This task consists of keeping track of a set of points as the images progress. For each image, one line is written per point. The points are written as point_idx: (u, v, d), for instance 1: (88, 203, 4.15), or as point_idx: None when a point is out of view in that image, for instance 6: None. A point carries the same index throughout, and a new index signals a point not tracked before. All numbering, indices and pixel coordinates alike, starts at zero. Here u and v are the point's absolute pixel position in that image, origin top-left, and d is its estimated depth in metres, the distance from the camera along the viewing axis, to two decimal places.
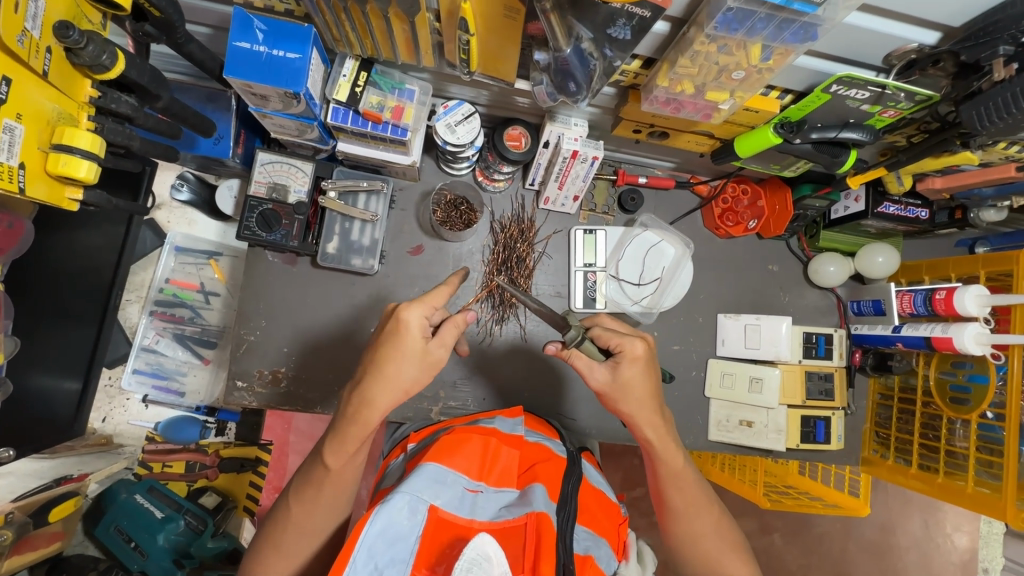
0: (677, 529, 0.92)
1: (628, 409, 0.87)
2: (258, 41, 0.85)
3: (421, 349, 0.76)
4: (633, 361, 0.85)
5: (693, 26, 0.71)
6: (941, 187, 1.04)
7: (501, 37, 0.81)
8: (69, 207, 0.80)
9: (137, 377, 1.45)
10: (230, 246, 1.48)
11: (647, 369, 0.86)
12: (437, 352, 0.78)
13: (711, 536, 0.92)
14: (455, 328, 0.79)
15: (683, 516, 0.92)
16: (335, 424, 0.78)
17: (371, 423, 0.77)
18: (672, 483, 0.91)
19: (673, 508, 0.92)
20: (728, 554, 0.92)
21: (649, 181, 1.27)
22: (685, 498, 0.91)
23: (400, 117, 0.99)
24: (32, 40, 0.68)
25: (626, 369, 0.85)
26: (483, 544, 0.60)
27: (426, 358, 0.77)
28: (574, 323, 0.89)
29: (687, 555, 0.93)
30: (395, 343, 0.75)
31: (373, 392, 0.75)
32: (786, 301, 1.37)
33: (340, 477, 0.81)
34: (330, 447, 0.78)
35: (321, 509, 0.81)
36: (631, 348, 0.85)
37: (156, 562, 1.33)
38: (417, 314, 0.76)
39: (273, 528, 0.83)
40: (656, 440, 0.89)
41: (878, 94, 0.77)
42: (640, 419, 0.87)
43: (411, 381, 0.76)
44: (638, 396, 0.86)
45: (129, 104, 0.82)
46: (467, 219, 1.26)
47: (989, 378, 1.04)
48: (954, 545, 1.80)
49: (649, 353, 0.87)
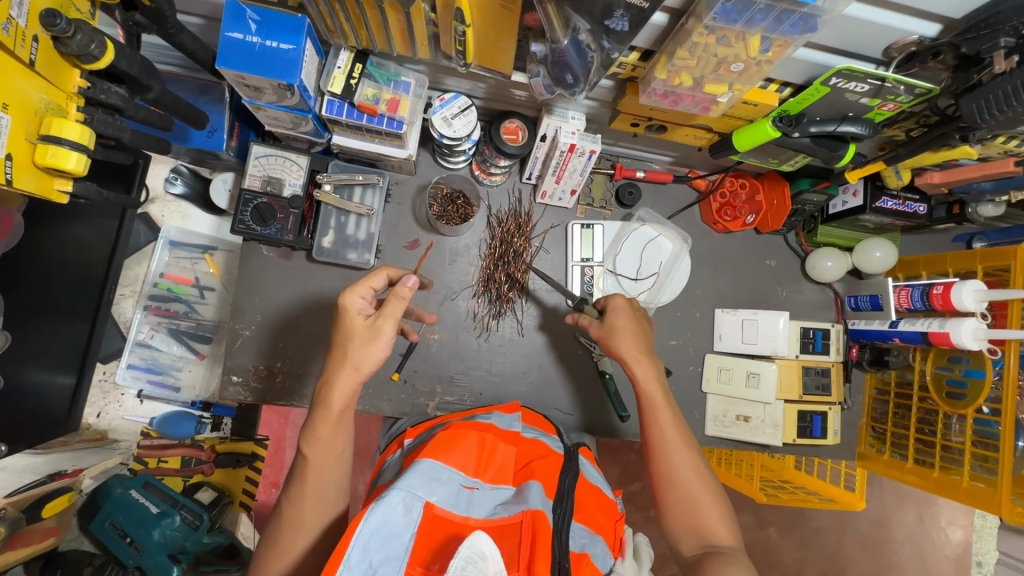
0: (656, 472, 0.89)
1: (616, 347, 0.96)
2: (250, 32, 0.84)
3: (362, 328, 0.79)
4: (617, 308, 0.98)
5: (691, 17, 0.69)
6: (940, 182, 1.02)
7: (497, 28, 0.80)
8: (58, 199, 0.79)
9: (131, 371, 1.44)
10: (225, 240, 1.47)
11: (632, 315, 0.98)
12: (380, 324, 0.79)
13: (691, 481, 0.86)
14: (399, 301, 0.79)
15: (661, 454, 0.89)
16: (306, 417, 0.81)
17: (334, 407, 0.79)
18: (652, 418, 0.91)
19: (652, 442, 0.90)
20: (706, 496, 0.86)
21: (647, 175, 1.26)
22: (664, 436, 0.90)
23: (395, 110, 0.97)
24: (17, 28, 0.67)
25: (616, 315, 0.98)
26: (478, 542, 0.59)
27: (366, 332, 0.79)
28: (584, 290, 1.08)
29: (668, 502, 0.87)
30: (340, 327, 0.81)
31: (332, 377, 0.79)
32: (784, 297, 1.37)
33: (326, 468, 0.81)
34: (304, 439, 0.80)
35: (311, 503, 0.80)
36: (615, 301, 1.00)
37: (150, 559, 1.31)
38: (352, 294, 0.81)
39: (272, 533, 0.81)
40: (639, 371, 0.94)
41: (878, 87, 0.76)
42: (631, 354, 0.94)
43: (356, 356, 0.79)
44: (628, 334, 0.96)
45: (119, 95, 0.81)
46: (464, 213, 1.24)
47: (986, 373, 1.05)
48: (948, 539, 1.81)
49: (632, 304, 1.00)
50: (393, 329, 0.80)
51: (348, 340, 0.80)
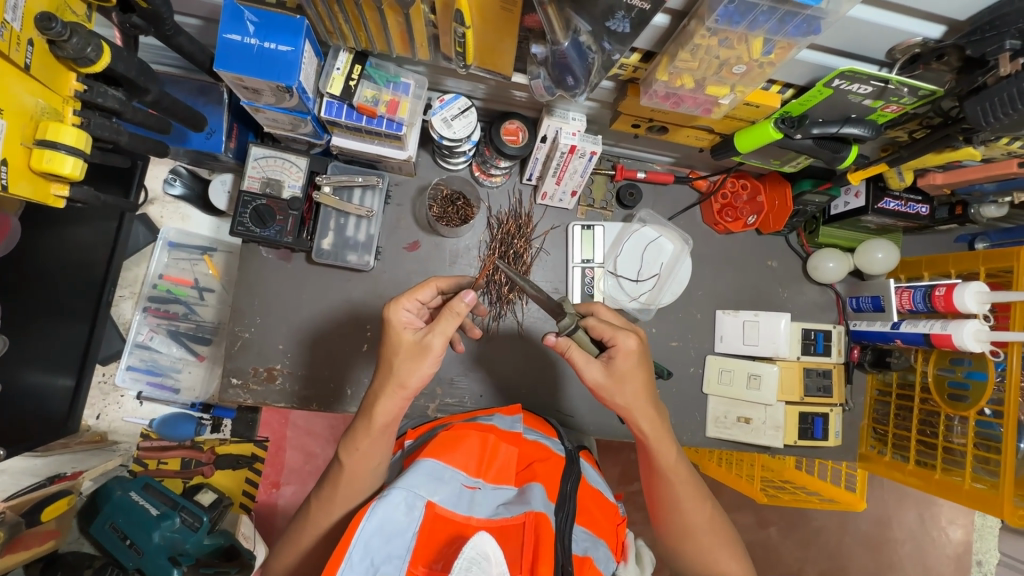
0: (670, 522, 0.92)
1: (623, 402, 0.84)
2: (249, 33, 0.83)
3: (410, 343, 0.76)
4: (629, 356, 0.81)
5: (693, 19, 0.69)
6: (941, 185, 1.02)
7: (497, 29, 0.79)
8: (54, 203, 0.79)
9: (130, 373, 1.44)
10: (224, 241, 1.47)
11: (641, 362, 0.83)
12: (429, 340, 0.75)
13: (703, 532, 0.91)
14: (453, 317, 0.75)
15: (673, 510, 0.91)
16: (350, 425, 0.81)
17: (375, 423, 0.77)
18: (664, 476, 0.90)
19: (664, 498, 0.91)
20: (716, 545, 0.90)
21: (648, 176, 1.25)
22: (677, 492, 0.90)
23: (395, 111, 0.96)
24: (12, 32, 0.66)
25: (621, 364, 0.81)
26: (481, 543, 0.59)
27: (415, 348, 0.76)
28: (569, 310, 0.85)
29: (684, 550, 0.92)
30: (386, 340, 0.78)
31: (378, 390, 0.77)
32: (785, 297, 1.36)
33: (360, 476, 0.80)
34: (344, 448, 0.79)
35: (337, 508, 0.80)
36: (625, 343, 0.82)
37: (151, 561, 1.30)
38: (399, 307, 0.79)
39: (294, 531, 0.83)
40: (651, 432, 0.87)
41: (881, 89, 0.75)
42: (637, 412, 0.85)
43: (404, 374, 0.75)
44: (636, 389, 0.83)
45: (116, 98, 0.80)
46: (464, 214, 1.23)
47: (988, 375, 1.04)
48: (948, 538, 1.81)
49: (642, 346, 0.84)
50: (442, 344, 0.76)
51: (393, 355, 0.77)
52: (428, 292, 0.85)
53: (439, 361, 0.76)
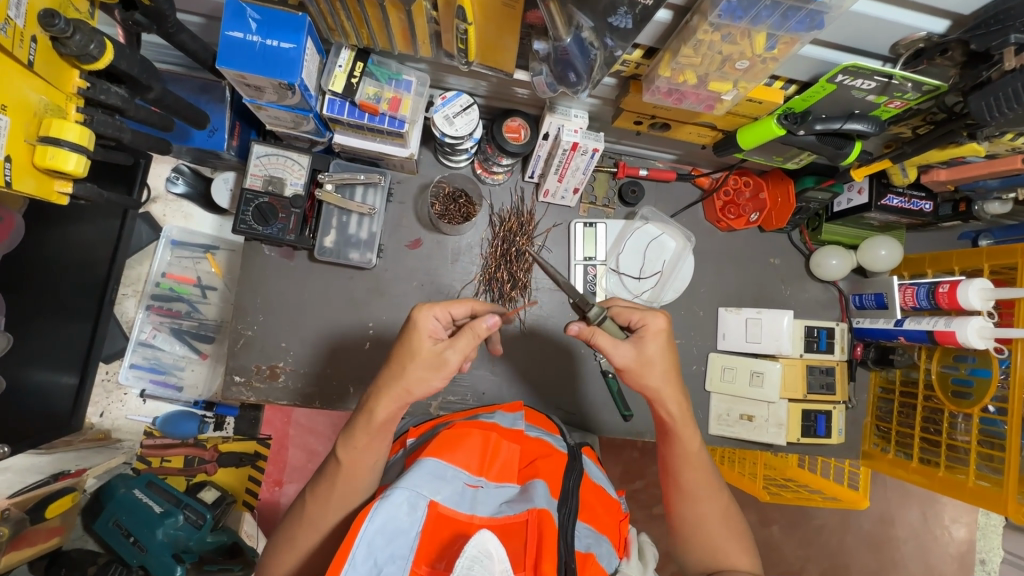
0: (682, 512, 0.91)
1: (652, 382, 0.83)
2: (251, 31, 0.83)
3: (428, 353, 0.76)
4: (657, 335, 0.82)
5: (696, 14, 0.69)
6: (946, 180, 1.01)
7: (498, 26, 0.79)
8: (58, 200, 0.79)
9: (135, 371, 1.45)
10: (227, 239, 1.47)
11: (669, 343, 0.83)
12: (447, 355, 0.76)
13: (716, 523, 0.90)
14: (473, 335, 0.76)
15: (688, 497, 0.91)
16: (347, 421, 0.81)
17: (375, 420, 0.78)
18: (687, 462, 0.90)
19: (685, 485, 0.91)
20: (726, 538, 0.90)
21: (650, 173, 1.25)
22: (697, 479, 0.90)
23: (397, 108, 0.97)
24: (15, 29, 0.66)
25: (650, 344, 0.82)
26: (484, 541, 0.59)
27: (433, 358, 0.76)
28: (598, 301, 0.81)
29: (693, 542, 0.91)
30: (406, 342, 0.78)
31: (377, 387, 0.78)
32: (788, 295, 1.36)
33: (355, 472, 0.80)
34: (342, 443, 0.80)
35: (331, 503, 0.80)
36: (655, 323, 0.83)
37: (155, 557, 1.30)
38: (428, 313, 0.78)
39: (288, 524, 0.83)
40: (678, 415, 0.86)
41: (885, 84, 0.75)
42: (666, 395, 0.84)
43: (411, 380, 0.76)
44: (664, 371, 0.83)
45: (119, 95, 0.81)
46: (466, 212, 1.23)
47: (992, 372, 1.04)
48: (951, 537, 1.80)
49: (670, 327, 0.84)
50: (457, 361, 0.76)
51: (409, 359, 0.76)
52: (461, 308, 0.84)
53: (448, 377, 0.77)
